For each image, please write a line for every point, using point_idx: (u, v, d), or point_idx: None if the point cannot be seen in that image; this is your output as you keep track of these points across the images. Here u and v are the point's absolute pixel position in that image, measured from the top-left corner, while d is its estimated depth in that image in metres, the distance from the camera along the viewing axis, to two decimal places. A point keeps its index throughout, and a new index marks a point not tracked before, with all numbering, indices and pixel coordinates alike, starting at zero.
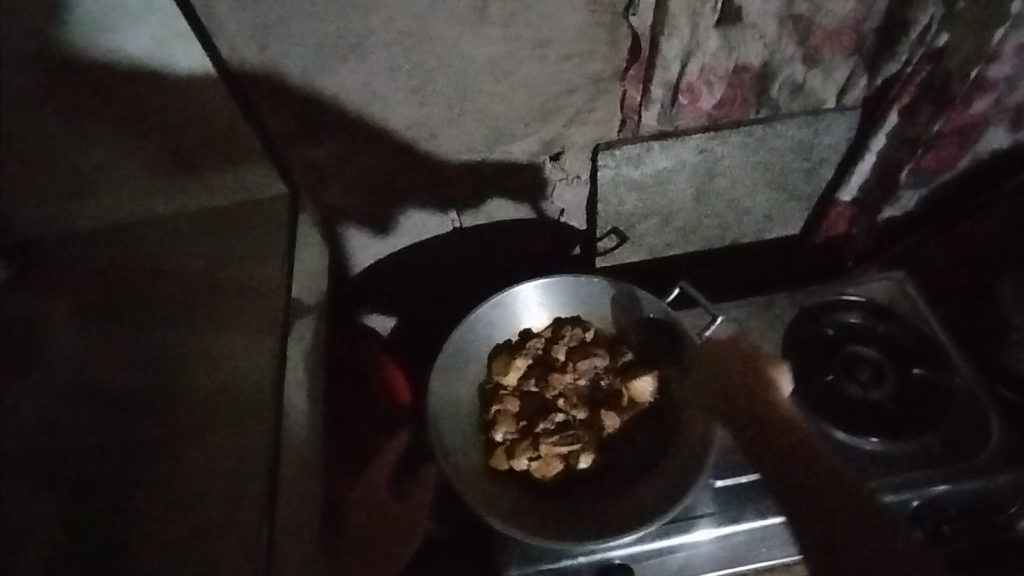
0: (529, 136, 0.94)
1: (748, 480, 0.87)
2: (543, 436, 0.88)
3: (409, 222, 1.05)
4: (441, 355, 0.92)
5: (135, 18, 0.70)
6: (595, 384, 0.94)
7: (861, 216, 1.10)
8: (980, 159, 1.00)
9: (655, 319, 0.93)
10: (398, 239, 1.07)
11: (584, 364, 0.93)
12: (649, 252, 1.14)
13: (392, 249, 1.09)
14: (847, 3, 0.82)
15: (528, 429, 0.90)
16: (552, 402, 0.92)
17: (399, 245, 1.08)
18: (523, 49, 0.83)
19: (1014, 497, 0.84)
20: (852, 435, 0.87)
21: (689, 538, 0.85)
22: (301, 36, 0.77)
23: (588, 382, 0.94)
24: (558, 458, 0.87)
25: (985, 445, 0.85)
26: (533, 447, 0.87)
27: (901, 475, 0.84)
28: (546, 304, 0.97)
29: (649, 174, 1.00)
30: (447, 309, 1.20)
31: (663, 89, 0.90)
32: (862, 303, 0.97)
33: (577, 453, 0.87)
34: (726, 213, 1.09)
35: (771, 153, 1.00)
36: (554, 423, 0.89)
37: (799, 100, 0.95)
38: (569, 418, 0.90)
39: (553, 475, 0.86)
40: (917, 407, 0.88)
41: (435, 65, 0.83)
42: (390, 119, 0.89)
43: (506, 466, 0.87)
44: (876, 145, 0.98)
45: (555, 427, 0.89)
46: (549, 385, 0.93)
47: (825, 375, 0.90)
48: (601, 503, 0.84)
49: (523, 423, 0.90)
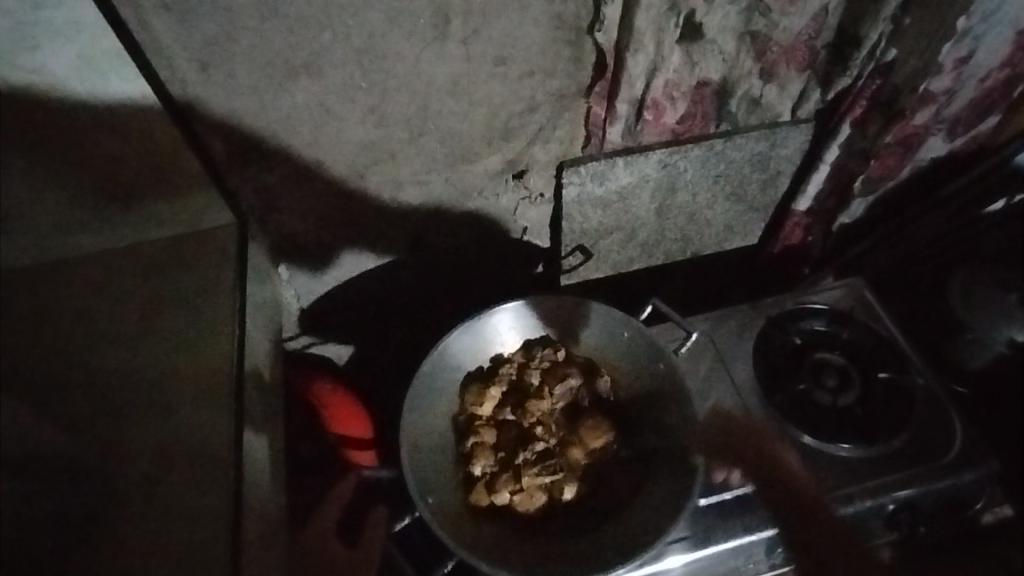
0: (492, 154, 0.91)
1: (733, 495, 0.85)
2: (524, 468, 0.85)
3: (344, 261, 1.00)
4: (411, 389, 0.85)
5: (59, 34, 0.65)
6: (573, 408, 0.91)
7: (815, 225, 1.14)
8: (919, 168, 1.05)
9: (632, 338, 0.89)
10: (328, 277, 1.01)
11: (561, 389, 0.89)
12: (613, 267, 1.13)
13: (321, 288, 1.02)
14: (804, 20, 0.83)
15: (508, 461, 0.86)
16: (530, 430, 0.89)
17: (330, 284, 1.02)
18: (483, 66, 0.79)
19: (978, 492, 0.87)
20: (825, 442, 0.88)
21: (661, 565, 0.82)
22: (249, 54, 0.71)
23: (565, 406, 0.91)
24: (541, 489, 0.84)
25: (950, 444, 0.88)
26: (514, 480, 0.84)
27: (875, 480, 0.86)
28: (518, 326, 0.92)
29: (614, 191, 0.98)
30: (408, 334, 1.15)
31: (628, 105, 0.87)
32: (824, 310, 0.99)
33: (560, 483, 0.84)
34: (688, 226, 1.09)
35: (731, 166, 1.01)
36: (534, 454, 0.86)
37: (756, 114, 0.95)
38: (549, 446, 0.87)
39: (537, 507, 0.83)
40: (884, 410, 0.90)
41: (392, 83, 0.78)
42: (347, 140, 0.83)
43: (487, 502, 0.83)
44: (830, 155, 1.01)
45: (535, 457, 0.86)
46: (527, 412, 0.89)
47: (797, 385, 0.92)
48: (590, 533, 0.81)
49: (501, 454, 0.87)
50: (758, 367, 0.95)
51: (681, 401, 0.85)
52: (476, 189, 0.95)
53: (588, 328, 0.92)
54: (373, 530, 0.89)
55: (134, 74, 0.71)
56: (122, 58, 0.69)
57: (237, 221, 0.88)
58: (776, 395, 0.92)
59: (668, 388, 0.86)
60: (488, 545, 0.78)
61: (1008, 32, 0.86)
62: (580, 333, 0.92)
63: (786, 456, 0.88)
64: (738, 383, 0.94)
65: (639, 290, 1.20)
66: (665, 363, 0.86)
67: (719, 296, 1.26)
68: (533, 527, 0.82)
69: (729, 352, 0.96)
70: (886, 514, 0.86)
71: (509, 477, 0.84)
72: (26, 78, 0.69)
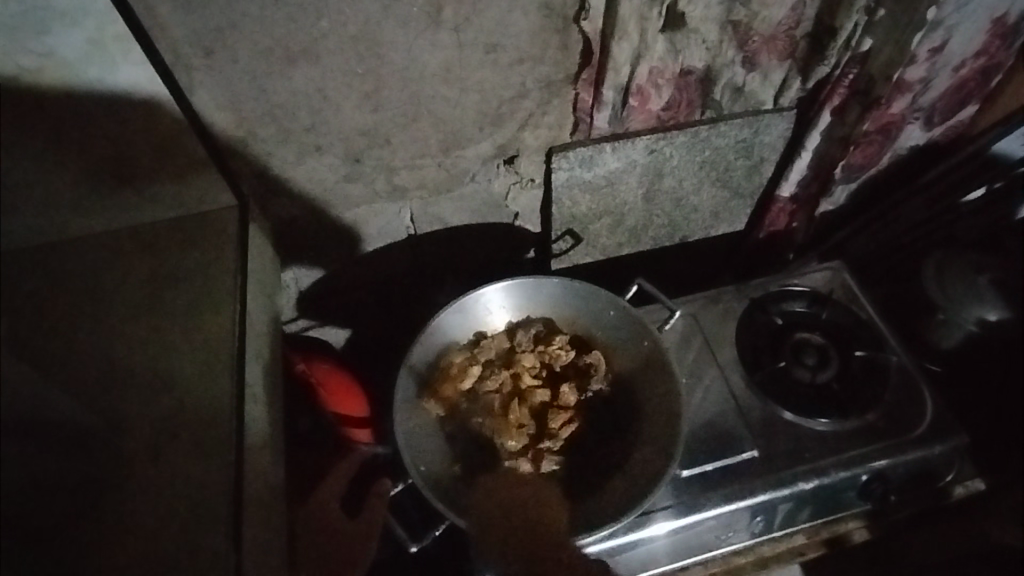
0: (484, 140, 0.94)
1: (713, 467, 0.88)
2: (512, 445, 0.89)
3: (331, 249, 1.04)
4: (407, 359, 0.89)
5: (68, 19, 0.66)
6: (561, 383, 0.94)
7: (800, 211, 1.17)
8: (897, 156, 1.10)
9: (616, 317, 0.93)
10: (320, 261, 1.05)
11: (557, 357, 0.94)
12: (602, 252, 1.16)
13: (312, 273, 1.06)
14: (783, 10, 0.86)
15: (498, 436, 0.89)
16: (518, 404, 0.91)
17: (318, 271, 1.06)
18: (475, 54, 0.82)
19: (947, 463, 0.92)
20: (803, 416, 0.91)
21: (645, 533, 0.85)
22: (251, 42, 0.74)
23: (554, 378, 0.94)
24: (527, 461, 0.87)
25: (922, 415, 0.92)
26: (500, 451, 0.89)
27: (849, 452, 0.89)
28: (509, 305, 0.96)
29: (602, 175, 1.01)
30: (403, 319, 1.19)
31: (614, 91, 0.91)
32: (805, 292, 1.03)
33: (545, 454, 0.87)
34: (674, 212, 1.13)
35: (715, 152, 1.04)
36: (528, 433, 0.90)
37: (740, 102, 0.99)
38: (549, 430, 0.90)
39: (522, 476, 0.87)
40: (859, 387, 0.94)
41: (388, 70, 0.81)
42: (343, 125, 0.86)
43: (473, 472, 0.87)
44: (811, 143, 1.05)
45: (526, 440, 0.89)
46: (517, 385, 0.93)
47: (777, 362, 0.95)
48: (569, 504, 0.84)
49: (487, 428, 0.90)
50: (740, 347, 0.98)
51: (663, 373, 0.88)
52: (467, 174, 0.99)
53: (572, 306, 0.96)
54: (376, 498, 0.94)
55: (142, 58, 0.73)
56: (130, 42, 0.71)
57: (237, 203, 0.92)
58: (755, 372, 0.95)
59: (651, 363, 0.90)
60: (472, 509, 0.83)
61: (980, 22, 0.90)
62: (565, 313, 0.96)
63: (765, 428, 0.92)
64: (721, 362, 0.97)
65: (626, 274, 1.23)
66: (648, 340, 0.91)
67: (705, 281, 1.30)
68: (521, 497, 0.85)
69: (710, 333, 1.00)
70: (859, 484, 0.89)
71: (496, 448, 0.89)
72: (37, 62, 0.69)
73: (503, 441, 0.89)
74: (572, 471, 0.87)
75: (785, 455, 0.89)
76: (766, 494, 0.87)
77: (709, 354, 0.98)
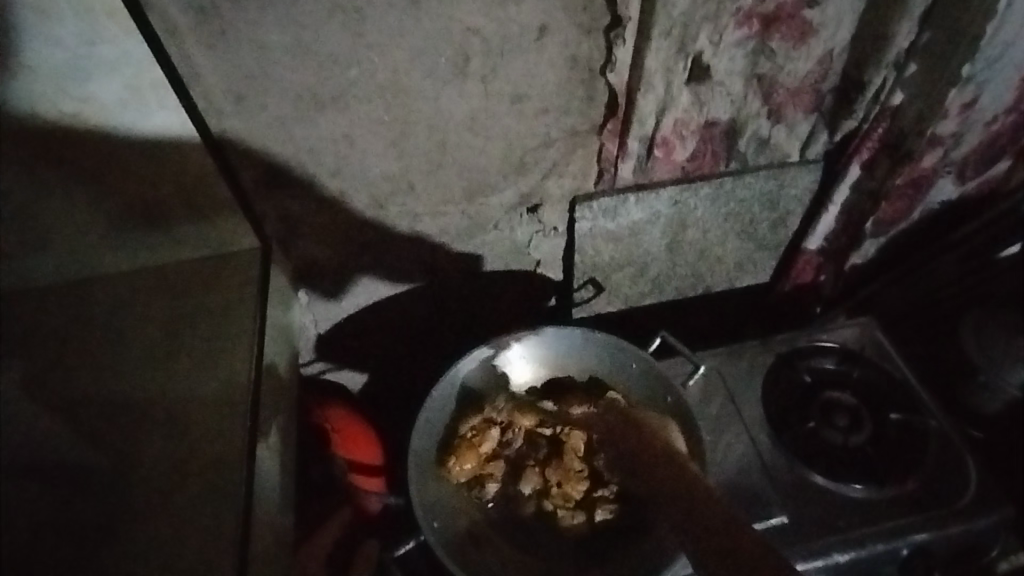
0: (507, 188, 0.94)
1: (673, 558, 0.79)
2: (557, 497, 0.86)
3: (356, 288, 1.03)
4: (424, 409, 0.86)
5: (109, 65, 0.68)
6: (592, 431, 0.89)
7: (827, 264, 1.15)
8: (929, 211, 1.07)
9: (640, 369, 0.91)
10: (344, 304, 1.04)
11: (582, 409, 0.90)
12: (625, 301, 1.14)
13: (335, 316, 1.05)
14: (809, 64, 0.86)
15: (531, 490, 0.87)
16: (555, 458, 0.88)
17: (344, 312, 1.05)
18: (500, 103, 0.83)
19: (995, 539, 0.85)
20: (837, 483, 0.87)
21: None
22: (282, 89, 0.76)
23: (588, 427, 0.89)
24: (573, 514, 0.85)
25: (967, 487, 0.87)
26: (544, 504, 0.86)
27: (887, 522, 0.84)
28: (532, 355, 0.93)
29: (626, 226, 1.01)
30: (420, 364, 1.17)
31: (639, 142, 0.90)
32: (834, 348, 0.99)
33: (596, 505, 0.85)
34: (699, 264, 1.11)
35: (740, 205, 1.03)
36: (571, 486, 0.86)
37: (765, 154, 0.98)
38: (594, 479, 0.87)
39: (569, 529, 0.84)
40: (895, 453, 0.89)
41: (413, 118, 0.82)
42: (368, 171, 0.87)
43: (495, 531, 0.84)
44: (838, 196, 1.03)
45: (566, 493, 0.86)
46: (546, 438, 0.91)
47: (807, 424, 0.92)
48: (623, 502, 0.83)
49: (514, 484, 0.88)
50: (767, 403, 0.94)
51: (686, 433, 0.85)
52: (491, 222, 0.98)
53: (595, 357, 0.93)
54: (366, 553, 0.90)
55: (176, 103, 0.74)
56: (166, 88, 0.72)
57: (261, 246, 0.92)
58: (784, 432, 0.92)
59: (674, 420, 0.88)
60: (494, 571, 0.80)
61: (1012, 78, 0.89)
62: (588, 362, 0.94)
63: (793, 492, 0.87)
64: (748, 422, 0.93)
65: (648, 324, 1.21)
66: (672, 397, 0.88)
67: (730, 334, 1.27)
68: (538, 555, 0.83)
69: (736, 389, 0.96)
70: (899, 558, 0.84)
71: (536, 501, 0.87)
72: (76, 107, 0.70)
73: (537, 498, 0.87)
74: (597, 530, 0.84)
75: (817, 523, 0.85)
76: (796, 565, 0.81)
77: (735, 412, 0.94)
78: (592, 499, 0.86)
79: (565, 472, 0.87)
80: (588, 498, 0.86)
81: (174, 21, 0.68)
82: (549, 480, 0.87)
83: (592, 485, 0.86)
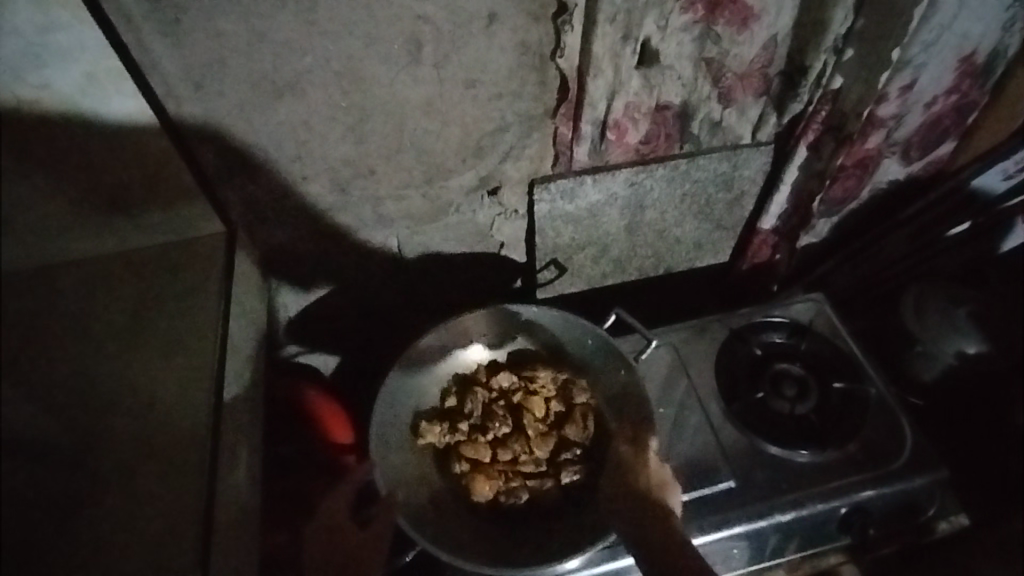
0: (466, 171, 0.97)
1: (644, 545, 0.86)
2: (520, 464, 0.88)
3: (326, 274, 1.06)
4: (386, 386, 0.89)
5: (66, 55, 0.70)
6: (548, 401, 0.93)
7: (782, 243, 1.19)
8: (876, 190, 1.12)
9: (595, 346, 0.95)
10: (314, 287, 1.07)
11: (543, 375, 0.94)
12: (587, 282, 1.18)
13: (307, 300, 1.08)
14: (754, 48, 0.89)
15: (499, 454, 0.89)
16: (520, 424, 0.91)
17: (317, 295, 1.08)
18: (454, 89, 0.85)
19: (930, 498, 0.91)
20: (785, 448, 0.91)
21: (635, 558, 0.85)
22: (238, 78, 0.78)
23: (547, 395, 0.93)
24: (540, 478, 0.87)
25: (903, 449, 0.92)
26: (509, 470, 0.88)
27: (829, 483, 0.89)
28: (489, 333, 0.97)
29: (584, 207, 1.04)
30: (389, 345, 1.19)
31: (592, 125, 0.93)
32: (784, 323, 1.04)
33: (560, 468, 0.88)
34: (659, 244, 1.15)
35: (695, 186, 1.06)
36: (536, 455, 0.89)
37: (718, 136, 1.01)
38: (559, 446, 0.90)
39: (533, 494, 0.86)
40: (837, 419, 0.94)
41: (369, 104, 0.84)
42: (330, 155, 0.89)
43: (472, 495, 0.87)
44: (790, 177, 1.07)
45: (528, 458, 0.89)
46: (510, 405, 0.93)
47: (755, 394, 0.96)
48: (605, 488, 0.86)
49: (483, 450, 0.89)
50: (718, 377, 0.99)
51: (638, 404, 0.89)
52: (452, 205, 1.01)
53: (551, 334, 0.97)
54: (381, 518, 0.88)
55: (134, 91, 0.76)
56: (124, 75, 0.74)
57: (226, 232, 0.94)
58: (733, 403, 0.96)
59: (630, 392, 0.91)
60: (455, 539, 0.82)
61: (948, 61, 0.92)
62: (545, 338, 0.97)
63: (744, 459, 0.91)
64: (701, 393, 0.97)
65: (611, 303, 1.24)
66: (625, 369, 0.92)
67: (693, 311, 1.31)
68: (498, 521, 0.85)
69: (690, 363, 1.00)
70: (839, 516, 0.88)
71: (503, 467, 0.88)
72: (34, 95, 0.72)
73: (502, 464, 0.88)
74: (564, 491, 0.86)
75: (763, 488, 0.89)
76: (742, 525, 0.86)
77: (690, 386, 0.98)
78: (557, 464, 0.89)
79: (530, 439, 0.90)
80: (554, 464, 0.89)
81: (128, 7, 0.69)
82: (516, 447, 0.89)
83: (557, 450, 0.90)
